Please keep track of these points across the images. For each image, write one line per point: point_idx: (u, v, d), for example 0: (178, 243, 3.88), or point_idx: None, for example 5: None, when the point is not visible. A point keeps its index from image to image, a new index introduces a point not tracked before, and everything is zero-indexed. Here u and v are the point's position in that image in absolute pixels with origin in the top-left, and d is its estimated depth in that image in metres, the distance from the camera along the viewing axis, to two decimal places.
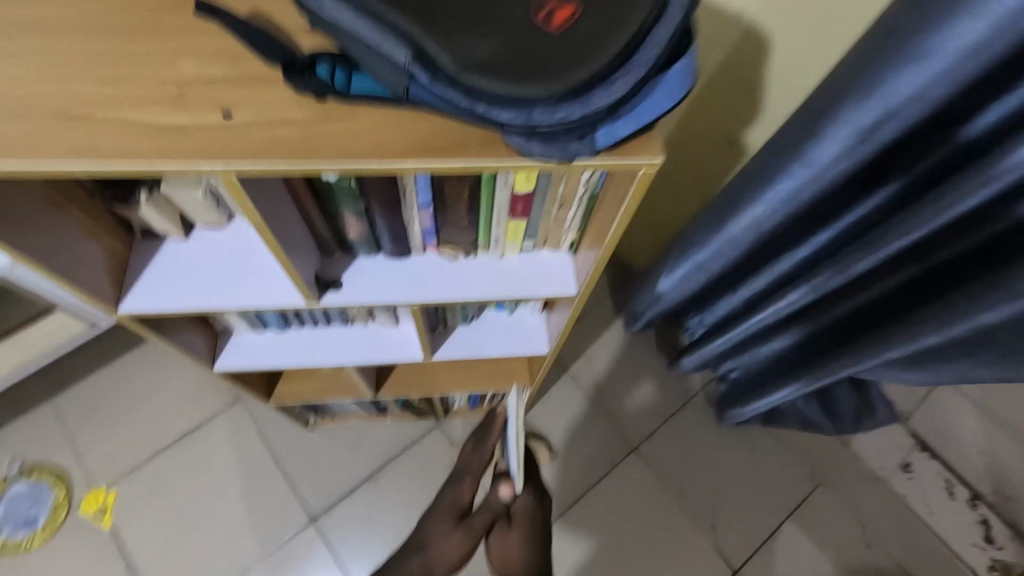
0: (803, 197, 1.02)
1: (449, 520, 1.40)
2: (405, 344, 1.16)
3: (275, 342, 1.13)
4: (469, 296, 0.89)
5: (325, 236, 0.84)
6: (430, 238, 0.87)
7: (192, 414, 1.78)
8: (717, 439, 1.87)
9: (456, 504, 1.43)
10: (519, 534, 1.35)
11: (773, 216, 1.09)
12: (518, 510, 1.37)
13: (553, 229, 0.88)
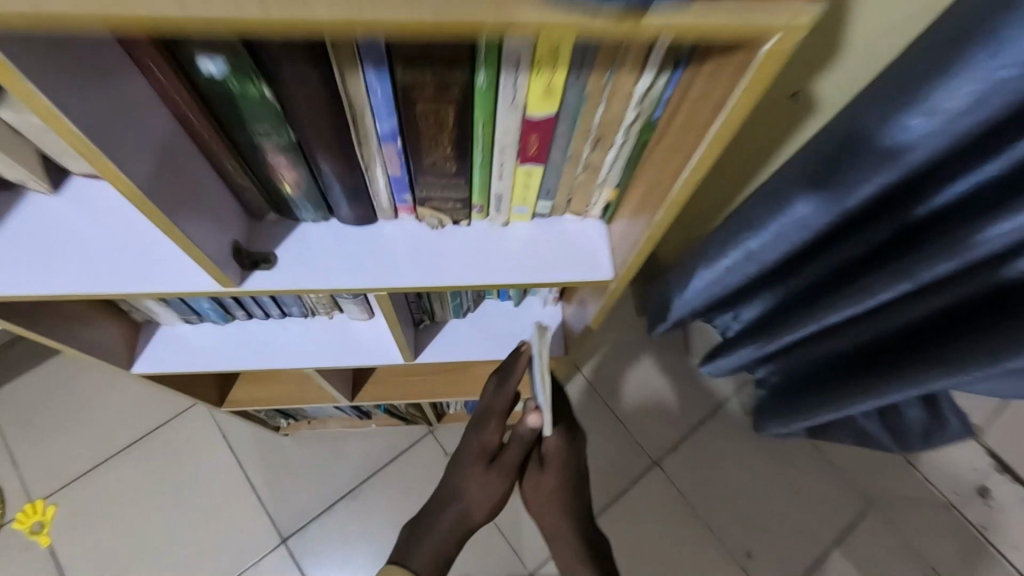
0: (828, 217, 0.83)
1: (465, 477, 0.90)
2: (378, 343, 0.90)
3: (212, 339, 0.88)
4: (456, 278, 0.64)
5: (247, 186, 0.60)
6: (402, 195, 0.62)
7: (146, 419, 1.55)
8: (752, 453, 1.62)
9: (475, 461, 0.90)
10: (562, 488, 0.92)
11: (793, 237, 0.89)
12: (555, 449, 0.92)
13: (580, 183, 0.63)
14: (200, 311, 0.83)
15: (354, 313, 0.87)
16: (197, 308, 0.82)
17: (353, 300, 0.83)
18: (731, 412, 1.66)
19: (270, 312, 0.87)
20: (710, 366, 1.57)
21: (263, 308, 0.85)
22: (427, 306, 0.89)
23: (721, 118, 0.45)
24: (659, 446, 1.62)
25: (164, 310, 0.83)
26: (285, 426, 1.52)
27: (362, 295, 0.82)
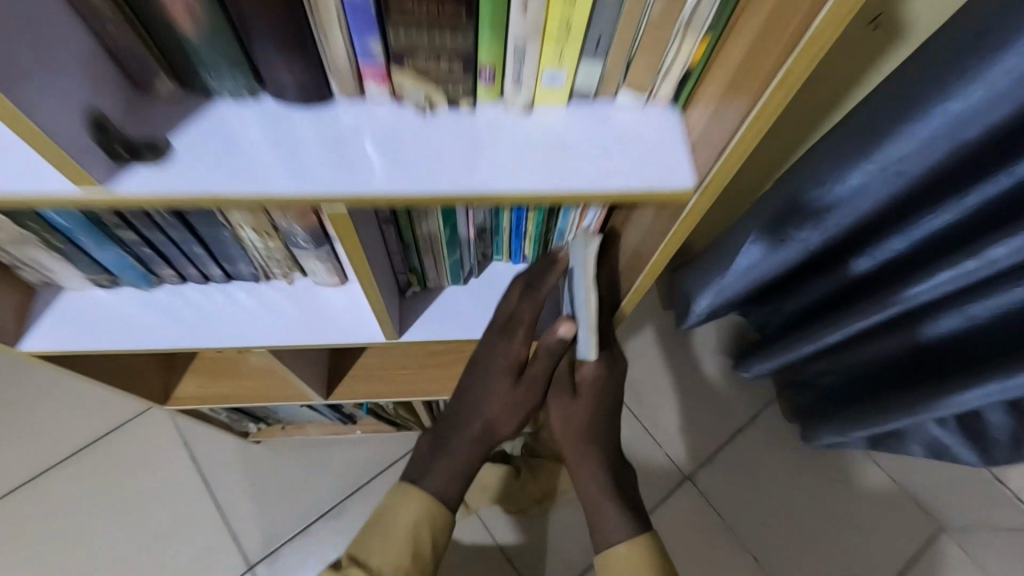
0: (879, 194, 0.83)
1: (478, 395, 0.64)
2: (355, 317, 0.68)
3: (135, 308, 0.67)
4: (438, 180, 0.45)
5: (133, 29, 0.41)
6: (370, 49, 0.43)
7: (93, 424, 1.32)
8: (799, 468, 1.39)
9: (492, 379, 0.64)
10: (602, 420, 0.67)
11: (850, 208, 0.87)
12: (597, 371, 0.65)
13: (646, 29, 0.43)
14: (110, 266, 0.61)
15: (322, 277, 0.66)
16: (102, 259, 0.59)
17: (316, 253, 0.60)
18: (773, 418, 1.43)
19: (209, 272, 0.65)
20: (742, 371, 1.41)
21: (198, 266, 0.63)
22: (416, 269, 0.63)
23: (818, 21, 0.36)
24: (691, 457, 1.39)
25: (64, 265, 0.60)
26: (256, 433, 1.28)
27: (329, 247, 0.60)
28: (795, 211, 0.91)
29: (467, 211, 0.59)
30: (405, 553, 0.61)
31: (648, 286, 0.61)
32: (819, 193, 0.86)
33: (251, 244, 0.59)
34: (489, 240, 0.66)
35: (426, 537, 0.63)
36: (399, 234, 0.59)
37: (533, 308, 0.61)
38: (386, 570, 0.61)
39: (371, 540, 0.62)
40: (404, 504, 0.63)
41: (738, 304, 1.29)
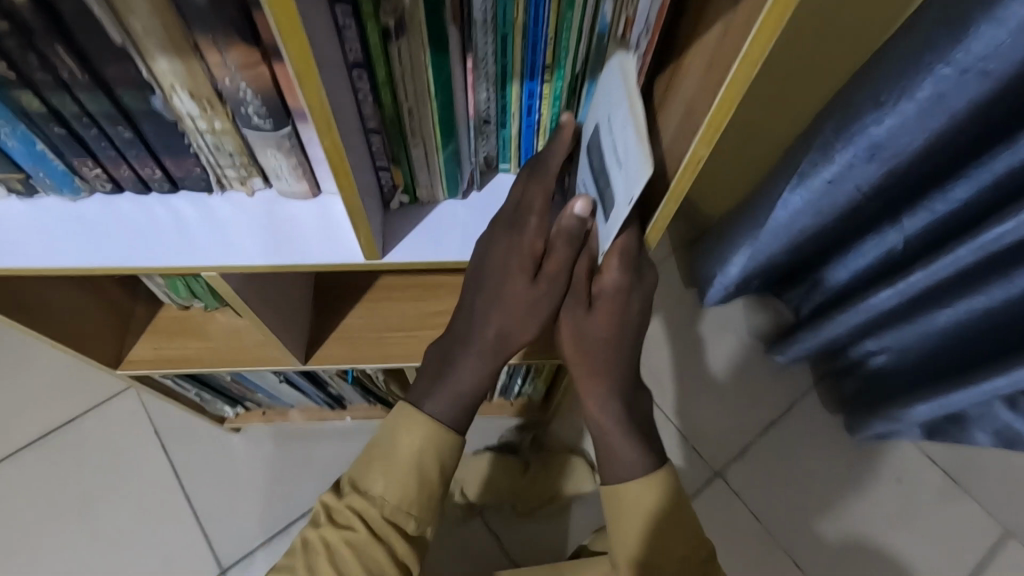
0: (956, 110, 0.70)
1: (483, 298, 0.50)
2: (330, 237, 0.55)
3: (57, 220, 0.54)
4: None
5: None
6: None
7: (39, 416, 1.14)
8: (845, 466, 1.21)
9: (495, 282, 0.49)
10: (635, 334, 0.53)
11: (917, 130, 0.74)
12: (627, 277, 0.49)
13: None
14: (18, 158, 0.48)
15: (288, 184, 0.53)
16: (8, 145, 0.47)
17: (278, 143, 0.48)
18: (815, 410, 1.25)
19: (146, 174, 0.52)
20: (776, 356, 1.25)
21: (132, 164, 0.51)
22: (405, 175, 0.51)
23: None
24: (723, 452, 1.22)
25: None
26: (233, 418, 1.13)
27: (293, 132, 0.47)
28: (850, 138, 0.78)
29: (455, 6, 0.39)
30: (411, 481, 0.49)
31: (707, 152, 0.41)
32: (881, 111, 0.73)
33: (195, 128, 0.47)
34: (494, 134, 0.52)
35: (435, 463, 0.50)
36: (378, 105, 0.44)
37: (541, 187, 0.48)
38: (388, 499, 0.49)
39: (369, 462, 0.50)
40: (407, 424, 0.50)
41: (777, 272, 1.14)
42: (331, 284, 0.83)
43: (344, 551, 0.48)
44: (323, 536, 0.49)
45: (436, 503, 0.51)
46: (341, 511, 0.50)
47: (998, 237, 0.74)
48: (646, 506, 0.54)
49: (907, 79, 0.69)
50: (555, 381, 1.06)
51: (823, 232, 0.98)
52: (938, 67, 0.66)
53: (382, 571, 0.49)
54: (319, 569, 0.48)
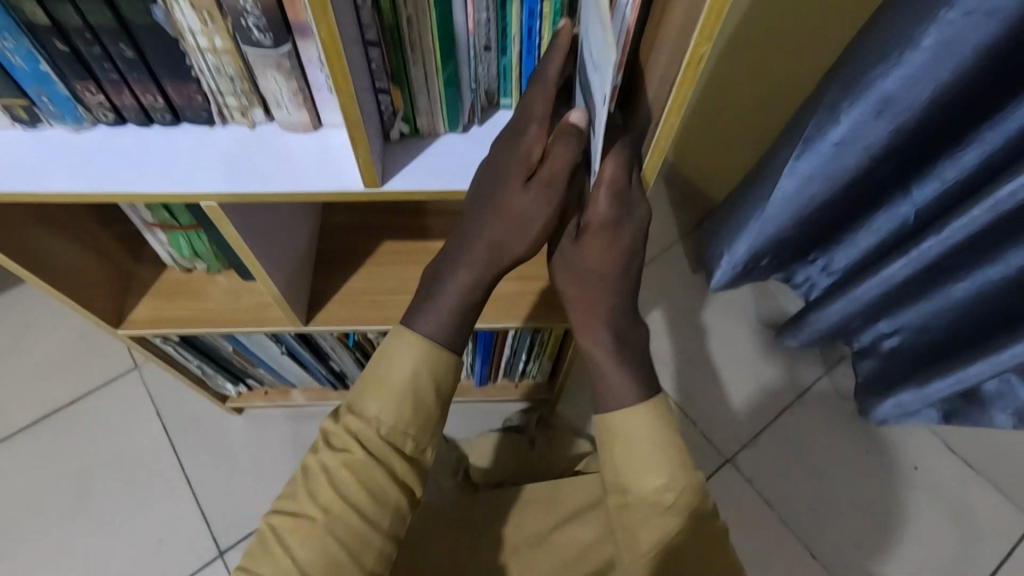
0: (964, 55, 0.69)
1: (476, 216, 0.52)
2: (329, 167, 0.54)
3: (56, 151, 0.54)
4: None
5: None
6: None
7: (43, 396, 1.14)
8: (860, 452, 1.18)
9: (487, 200, 0.50)
10: (624, 265, 0.54)
11: (924, 82, 0.73)
12: (615, 206, 0.51)
13: None
14: (21, 79, 0.48)
15: (288, 114, 0.53)
16: (12, 65, 0.47)
17: (278, 63, 0.48)
18: (828, 395, 1.22)
19: (148, 102, 0.52)
20: (789, 342, 1.20)
21: (133, 90, 0.51)
22: (406, 96, 0.51)
23: None
24: (734, 438, 1.18)
25: None
26: (235, 397, 1.10)
27: (293, 49, 0.47)
28: (857, 96, 0.76)
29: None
30: (405, 399, 0.52)
31: (709, 48, 0.41)
32: (887, 63, 0.72)
33: (195, 47, 0.47)
34: (494, 62, 0.51)
35: (427, 383, 0.52)
36: (378, 13, 0.44)
37: (543, 100, 0.48)
38: (384, 419, 0.51)
39: (365, 386, 0.53)
40: (399, 347, 0.52)
41: (786, 251, 1.11)
42: (333, 247, 0.82)
43: (342, 472, 0.50)
44: (322, 460, 0.51)
45: (431, 423, 0.53)
46: (337, 435, 0.51)
47: (1012, 193, 0.71)
48: (647, 438, 0.53)
49: (913, 28, 0.68)
50: (559, 358, 1.03)
51: (834, 201, 0.95)
52: (943, 12, 0.65)
53: (382, 489, 0.51)
54: (319, 490, 0.50)
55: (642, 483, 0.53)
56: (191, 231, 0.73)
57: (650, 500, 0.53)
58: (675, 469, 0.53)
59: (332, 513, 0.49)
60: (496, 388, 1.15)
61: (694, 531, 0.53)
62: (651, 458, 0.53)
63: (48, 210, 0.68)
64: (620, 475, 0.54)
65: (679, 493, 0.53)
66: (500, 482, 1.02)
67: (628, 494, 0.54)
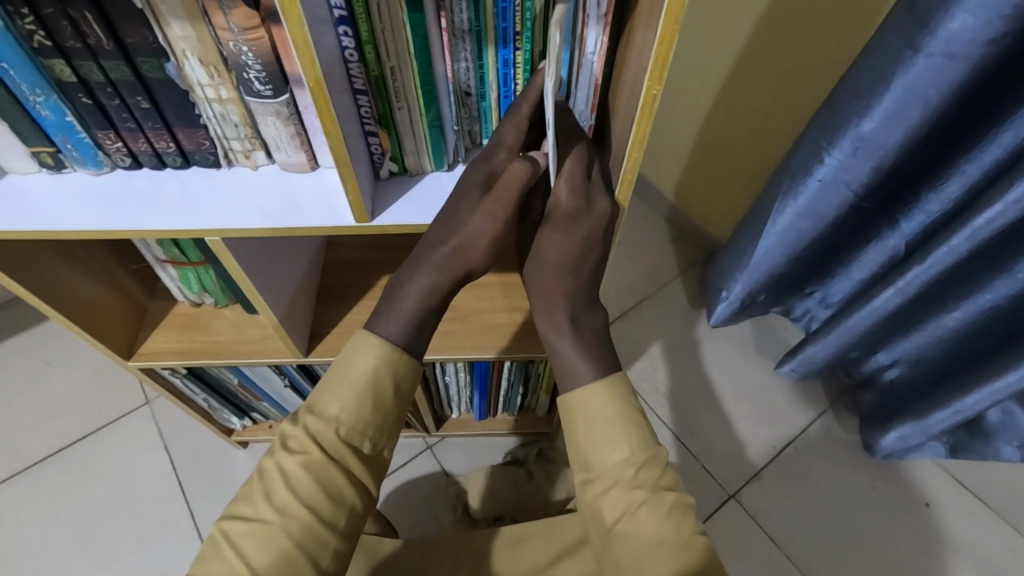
0: (931, 97, 0.69)
1: (437, 228, 0.56)
2: (322, 203, 0.59)
3: (76, 192, 0.59)
4: None
5: None
6: None
7: (60, 428, 1.18)
8: (867, 486, 1.16)
9: (448, 215, 0.55)
10: (583, 251, 0.57)
11: (900, 124, 0.72)
12: (574, 200, 0.55)
13: None
14: (49, 129, 0.54)
15: (287, 155, 0.58)
16: (41, 116, 0.53)
17: (278, 111, 0.53)
18: (833, 428, 1.21)
19: (161, 148, 0.57)
20: (786, 373, 1.20)
21: (148, 136, 0.56)
22: (395, 138, 0.56)
23: None
24: (736, 473, 1.16)
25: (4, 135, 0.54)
26: (240, 431, 1.13)
27: (292, 100, 0.52)
28: (837, 135, 0.77)
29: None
30: (364, 400, 0.56)
31: (660, 90, 0.45)
32: (862, 101, 0.73)
33: (203, 98, 0.53)
34: (475, 106, 0.56)
35: (387, 386, 0.57)
36: (365, 65, 0.49)
37: (515, 130, 0.53)
38: (342, 419, 0.56)
39: (325, 387, 0.57)
40: (359, 349, 0.57)
41: (783, 286, 1.10)
42: (337, 282, 0.86)
43: (300, 472, 0.54)
44: (278, 462, 0.55)
45: (388, 424, 0.59)
46: (296, 436, 0.56)
47: (990, 220, 0.73)
48: (605, 416, 0.57)
49: (883, 69, 0.69)
50: (556, 391, 1.05)
51: (826, 239, 0.95)
52: (909, 55, 0.66)
53: (339, 488, 0.56)
54: (275, 493, 0.54)
55: (603, 458, 0.57)
56: (199, 267, 0.78)
57: (611, 473, 0.56)
58: (636, 444, 0.57)
59: (287, 515, 0.53)
60: (497, 421, 1.16)
61: (654, 506, 0.55)
62: (609, 435, 0.57)
63: (72, 247, 0.73)
64: (583, 454, 0.58)
65: (638, 466, 0.56)
66: (500, 516, 1.04)
67: (591, 471, 0.57)
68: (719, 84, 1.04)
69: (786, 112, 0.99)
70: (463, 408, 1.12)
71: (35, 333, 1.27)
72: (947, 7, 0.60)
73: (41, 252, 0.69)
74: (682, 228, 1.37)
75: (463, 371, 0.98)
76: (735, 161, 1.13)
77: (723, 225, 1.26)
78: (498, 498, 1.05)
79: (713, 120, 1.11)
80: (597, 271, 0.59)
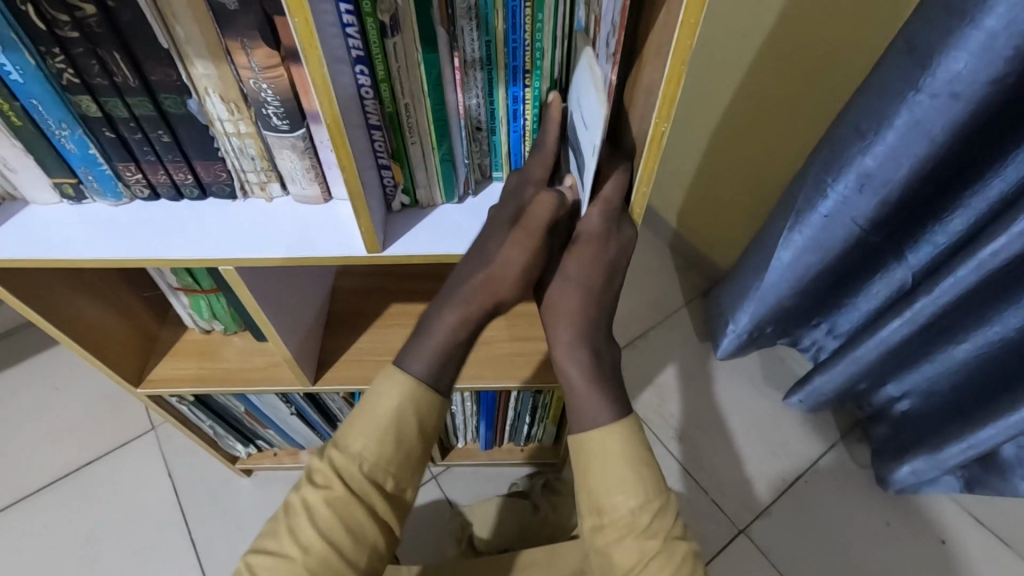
0: (935, 134, 0.70)
1: (468, 261, 0.56)
2: (333, 232, 0.60)
3: (96, 221, 0.60)
4: None
5: None
6: None
7: (63, 456, 1.17)
8: (882, 521, 1.13)
9: (476, 249, 0.56)
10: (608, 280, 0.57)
11: (903, 158, 0.73)
12: (603, 225, 0.55)
13: None
14: (72, 161, 0.56)
15: (301, 188, 0.59)
16: (66, 149, 0.54)
17: (294, 145, 0.54)
18: (843, 461, 1.19)
19: (179, 179, 0.59)
20: (793, 404, 1.19)
21: (167, 168, 0.58)
22: (408, 171, 0.57)
23: None
24: (747, 508, 1.14)
25: (29, 166, 0.55)
26: (245, 459, 1.12)
27: (308, 135, 0.54)
28: (841, 170, 0.78)
29: (443, 9, 0.46)
30: (388, 437, 0.58)
31: (668, 126, 0.46)
32: (865, 138, 0.74)
33: (223, 132, 0.54)
34: (486, 140, 0.58)
35: (411, 423, 0.58)
36: (380, 102, 0.51)
37: (528, 159, 0.54)
38: (366, 455, 0.57)
39: (351, 422, 0.59)
40: (386, 387, 0.58)
41: (791, 318, 1.10)
42: (345, 310, 0.87)
43: (323, 508, 0.56)
44: (303, 497, 0.57)
45: (410, 461, 0.60)
46: (321, 471, 0.57)
47: (996, 254, 0.73)
48: (621, 461, 0.57)
49: (884, 107, 0.71)
50: (563, 421, 1.04)
51: (833, 272, 0.95)
52: (911, 95, 0.67)
53: (360, 526, 0.57)
54: (298, 530, 0.56)
55: (617, 504, 0.56)
56: (211, 294, 0.79)
57: (624, 520, 0.56)
58: (649, 492, 0.57)
59: (309, 552, 0.55)
60: (503, 450, 1.15)
61: (668, 557, 0.55)
62: (624, 481, 0.56)
63: (85, 276, 0.74)
64: (595, 497, 0.58)
65: (652, 514, 0.56)
66: (506, 547, 1.01)
67: (602, 516, 0.57)
68: (725, 118, 1.06)
69: (791, 147, 1.01)
70: (469, 437, 1.12)
71: (41, 359, 1.27)
72: (945, 48, 0.62)
73: (58, 281, 0.70)
74: (686, 257, 1.38)
75: (470, 401, 0.98)
76: (739, 192, 1.14)
77: (727, 254, 1.27)
78: (505, 528, 1.03)
79: (717, 153, 1.12)
80: (623, 290, 0.60)
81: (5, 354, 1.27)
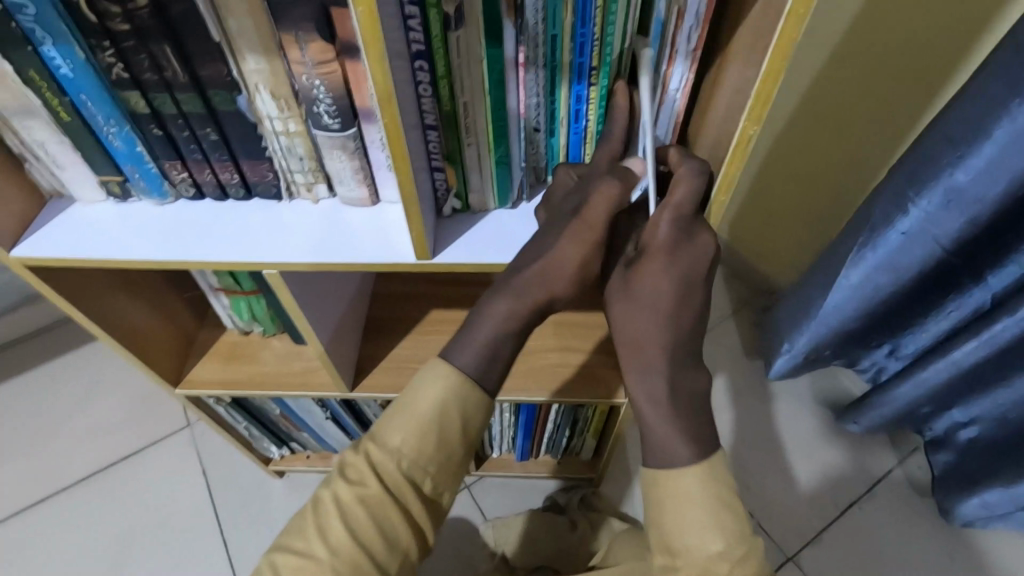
0: None
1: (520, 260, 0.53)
2: (379, 233, 0.57)
3: (140, 220, 0.59)
4: None
5: None
6: None
7: (104, 449, 1.18)
8: (943, 554, 1.06)
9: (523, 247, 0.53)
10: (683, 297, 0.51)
11: (999, 174, 0.67)
12: (672, 237, 0.49)
13: None
14: (119, 158, 0.54)
15: (349, 189, 0.56)
16: (113, 146, 0.53)
17: (344, 147, 0.52)
18: (903, 488, 1.11)
19: (225, 179, 0.57)
20: (848, 425, 1.12)
21: (214, 168, 0.56)
22: (461, 175, 0.54)
23: None
24: (795, 532, 1.08)
25: (76, 162, 0.54)
26: (278, 460, 1.10)
27: (358, 134, 0.51)
28: (925, 186, 0.72)
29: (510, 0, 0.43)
30: (428, 434, 0.55)
31: (757, 129, 0.43)
32: (957, 151, 0.68)
33: (271, 130, 0.52)
34: (543, 142, 0.54)
35: (453, 422, 0.55)
36: (437, 100, 0.48)
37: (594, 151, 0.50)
38: (405, 453, 0.54)
39: (391, 416, 0.55)
40: (432, 379, 0.55)
41: (851, 340, 1.03)
42: (385, 315, 0.84)
43: (357, 506, 0.53)
44: (335, 493, 0.54)
45: (450, 464, 0.57)
46: (355, 466, 0.54)
47: None
48: (703, 507, 0.52)
49: (981, 116, 0.64)
50: (604, 435, 1.00)
51: (907, 291, 0.88)
52: (1015, 104, 0.61)
53: (393, 526, 0.55)
54: (329, 530, 0.53)
55: (692, 547, 0.52)
56: (252, 296, 0.77)
57: (702, 564, 0.52)
58: (732, 537, 0.52)
59: (338, 555, 0.52)
60: (539, 461, 1.11)
61: None
62: (700, 522, 0.52)
63: (127, 274, 0.73)
64: (666, 534, 0.53)
65: (733, 562, 0.51)
66: (539, 565, 0.97)
67: (676, 556, 0.53)
68: (783, 127, 0.99)
69: (851, 157, 0.95)
70: (505, 447, 1.08)
71: (82, 352, 1.28)
72: None
73: (102, 282, 0.69)
74: (734, 267, 1.31)
75: (509, 412, 0.94)
76: (792, 204, 1.08)
77: (779, 265, 1.20)
78: (540, 544, 0.99)
79: (771, 162, 1.05)
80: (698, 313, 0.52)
81: (50, 345, 1.29)
